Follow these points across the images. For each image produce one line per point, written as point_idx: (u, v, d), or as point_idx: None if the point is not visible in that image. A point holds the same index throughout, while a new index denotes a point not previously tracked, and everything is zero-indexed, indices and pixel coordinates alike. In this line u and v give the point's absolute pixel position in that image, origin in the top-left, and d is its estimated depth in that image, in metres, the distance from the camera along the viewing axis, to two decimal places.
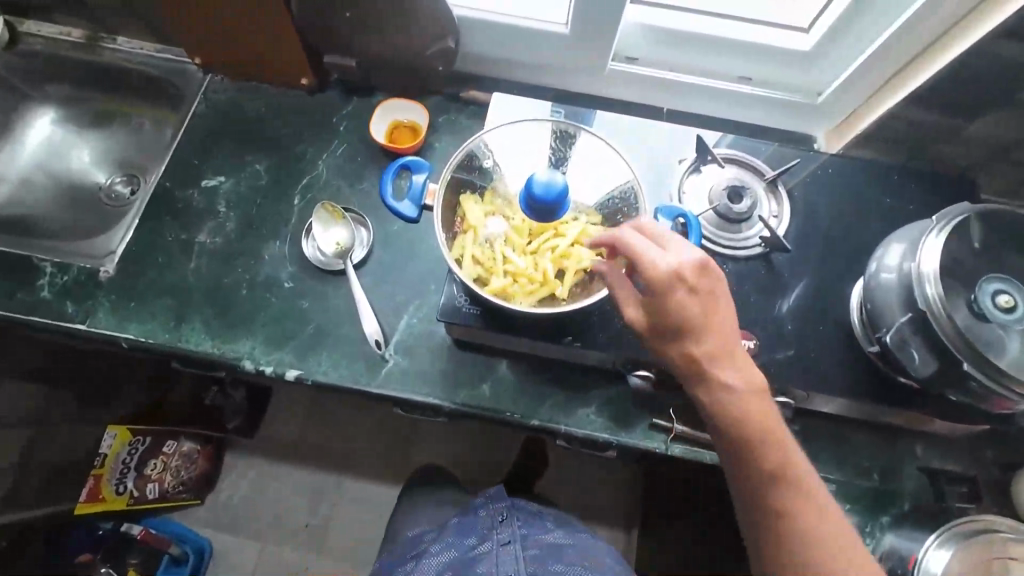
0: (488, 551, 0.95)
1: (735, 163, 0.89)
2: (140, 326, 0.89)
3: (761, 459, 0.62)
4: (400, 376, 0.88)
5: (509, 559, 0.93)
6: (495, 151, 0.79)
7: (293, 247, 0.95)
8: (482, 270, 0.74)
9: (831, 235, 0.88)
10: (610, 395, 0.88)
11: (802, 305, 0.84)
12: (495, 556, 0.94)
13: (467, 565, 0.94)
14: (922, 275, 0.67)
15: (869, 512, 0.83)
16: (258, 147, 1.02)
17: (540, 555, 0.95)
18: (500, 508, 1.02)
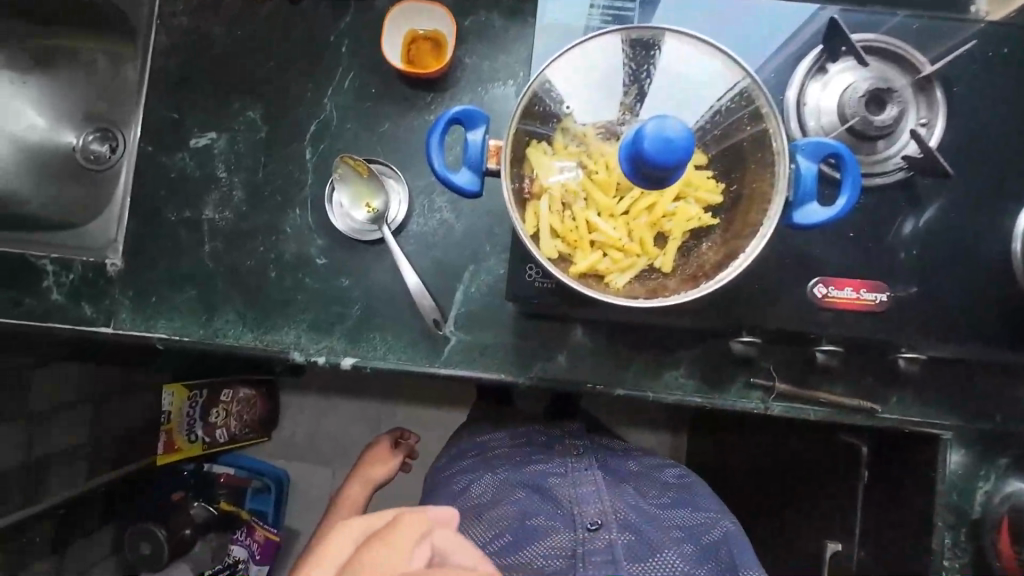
0: (566, 483, 0.72)
1: (871, 52, 0.67)
2: (171, 322, 0.80)
3: None
4: (464, 353, 0.79)
5: (592, 497, 0.69)
6: (565, 82, 0.59)
7: (316, 215, 0.80)
8: (564, 244, 0.59)
9: (991, 144, 0.69)
10: (701, 356, 0.78)
11: (945, 241, 0.69)
12: (576, 491, 0.70)
13: (541, 492, 0.71)
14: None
15: (984, 453, 0.78)
16: (246, 89, 0.82)
17: (626, 499, 0.70)
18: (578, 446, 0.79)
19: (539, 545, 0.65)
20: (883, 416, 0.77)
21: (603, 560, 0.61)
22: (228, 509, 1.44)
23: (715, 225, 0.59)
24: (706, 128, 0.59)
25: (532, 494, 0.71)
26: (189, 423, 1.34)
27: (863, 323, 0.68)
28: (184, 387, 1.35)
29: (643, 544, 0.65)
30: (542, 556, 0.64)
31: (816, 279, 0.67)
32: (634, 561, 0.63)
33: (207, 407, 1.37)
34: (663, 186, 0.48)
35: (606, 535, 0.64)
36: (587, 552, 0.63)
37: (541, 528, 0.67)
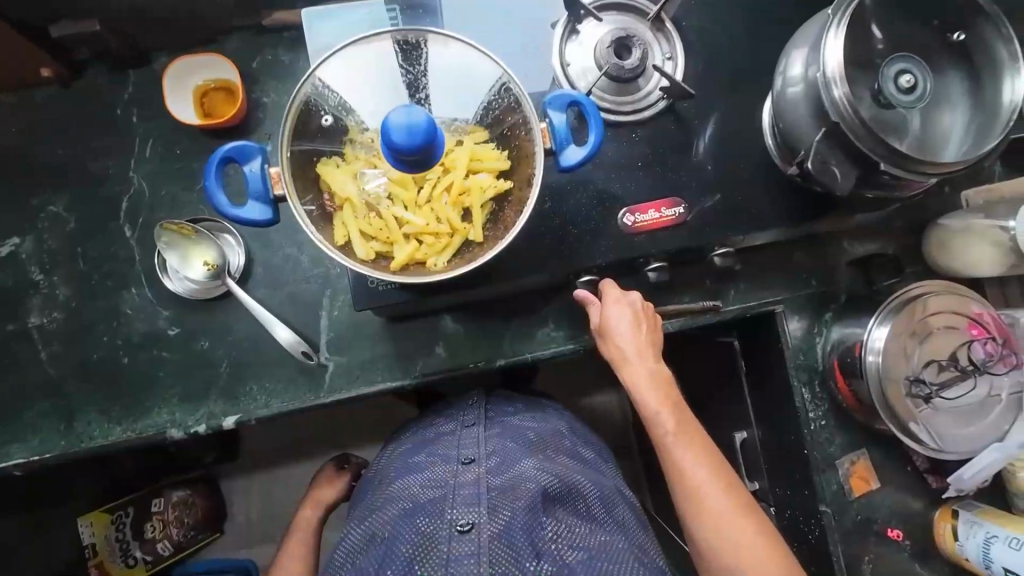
0: (451, 434, 0.73)
1: (608, 9, 0.77)
2: (24, 443, 0.75)
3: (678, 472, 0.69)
4: (346, 374, 0.80)
5: (470, 440, 0.70)
6: (340, 99, 0.63)
7: (154, 290, 0.78)
8: (380, 244, 0.62)
9: (727, 60, 0.81)
10: (562, 306, 0.85)
11: (717, 149, 0.80)
12: (457, 437, 0.72)
13: (426, 447, 0.73)
14: (830, 78, 0.61)
15: (814, 313, 0.91)
16: (42, 183, 0.78)
17: (503, 431, 0.72)
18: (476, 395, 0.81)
19: (416, 482, 0.65)
20: (727, 309, 0.88)
21: (470, 483, 0.62)
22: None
23: (509, 188, 0.65)
24: (479, 109, 0.65)
25: (417, 452, 0.72)
26: (118, 545, 1.18)
27: (674, 236, 0.77)
28: (104, 511, 1.19)
29: (515, 460, 0.66)
30: (419, 488, 0.64)
31: (623, 211, 0.76)
32: (503, 477, 0.63)
33: (135, 522, 1.21)
34: (424, 167, 0.53)
35: (477, 464, 0.65)
36: (458, 479, 0.63)
37: (422, 469, 0.67)
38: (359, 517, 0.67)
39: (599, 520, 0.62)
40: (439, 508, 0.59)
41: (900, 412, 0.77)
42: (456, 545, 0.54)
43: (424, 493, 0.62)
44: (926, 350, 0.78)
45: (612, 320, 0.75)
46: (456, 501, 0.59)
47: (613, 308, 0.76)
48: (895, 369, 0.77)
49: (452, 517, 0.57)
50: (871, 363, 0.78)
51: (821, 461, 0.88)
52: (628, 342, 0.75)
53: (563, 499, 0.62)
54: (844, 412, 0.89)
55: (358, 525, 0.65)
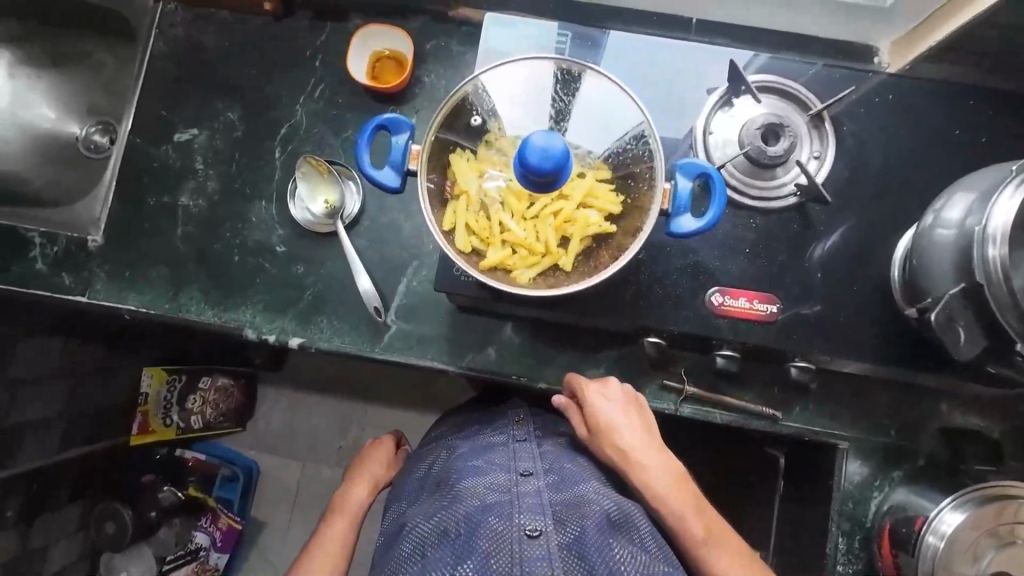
0: (502, 445, 0.74)
1: (771, 91, 0.76)
2: (139, 295, 0.88)
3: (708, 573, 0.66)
4: (402, 341, 0.86)
5: (526, 454, 0.72)
6: (492, 104, 0.68)
7: (279, 209, 0.89)
8: (478, 241, 0.67)
9: (879, 177, 0.77)
10: (619, 355, 0.84)
11: (832, 261, 0.77)
12: (511, 449, 0.73)
13: (480, 452, 0.74)
14: (989, 234, 0.56)
15: (881, 465, 0.83)
16: (229, 92, 0.91)
17: (557, 453, 0.74)
18: (520, 410, 0.84)
19: (477, 483, 0.66)
20: (786, 423, 0.83)
21: (535, 494, 0.63)
22: (196, 495, 1.46)
23: (613, 232, 0.67)
24: (612, 149, 0.67)
25: (471, 456, 0.73)
26: (167, 405, 1.38)
27: (758, 331, 0.74)
28: (163, 370, 1.37)
29: (574, 482, 0.67)
30: (480, 490, 0.64)
31: (715, 290, 0.74)
32: (563, 494, 0.64)
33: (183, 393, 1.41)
34: (546, 190, 0.56)
35: (537, 477, 0.66)
36: (519, 489, 0.64)
37: (479, 472, 0.68)
38: (415, 513, 0.67)
39: (657, 554, 0.62)
40: (505, 513, 0.60)
41: None
42: (526, 549, 0.56)
43: (487, 496, 0.63)
44: (1002, 559, 0.68)
45: (600, 415, 0.72)
46: (524, 509, 0.60)
47: (600, 402, 0.73)
48: (956, 562, 0.68)
49: (522, 521, 0.58)
50: (930, 544, 0.70)
51: None
52: (629, 433, 0.71)
53: (624, 524, 0.63)
54: None
55: (418, 518, 0.65)
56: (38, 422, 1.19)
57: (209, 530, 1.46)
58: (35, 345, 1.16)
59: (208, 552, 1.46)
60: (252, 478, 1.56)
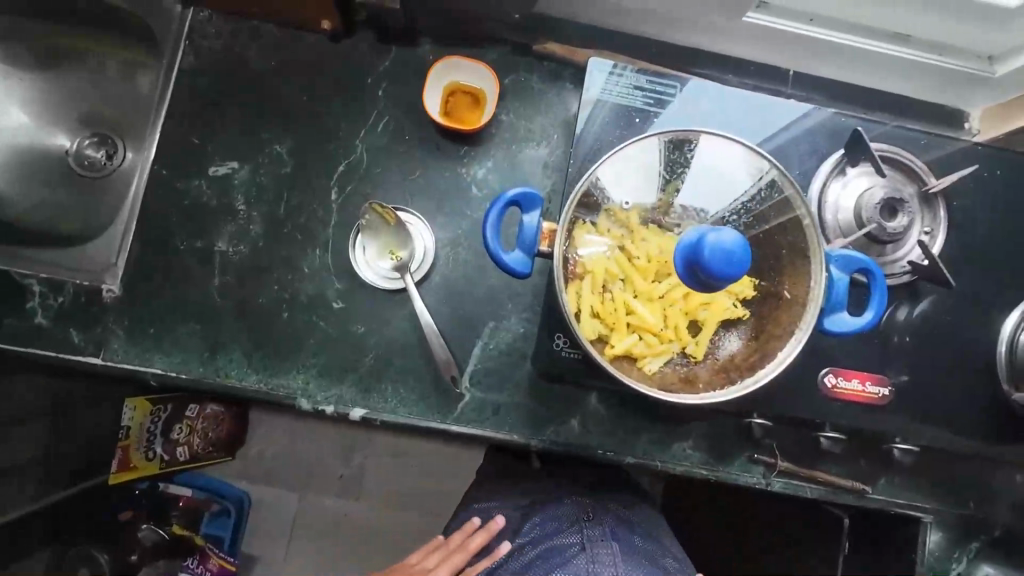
0: (576, 554, 0.71)
1: (888, 161, 0.73)
2: (166, 355, 0.75)
3: None
4: (477, 410, 0.78)
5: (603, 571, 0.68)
6: (614, 169, 0.61)
7: (336, 258, 0.78)
8: (603, 325, 0.60)
9: (983, 254, 0.75)
10: (710, 426, 0.80)
11: (938, 340, 0.75)
12: (586, 564, 0.69)
13: (555, 560, 0.72)
14: None
15: (960, 537, 0.82)
16: (274, 120, 0.79)
17: (637, 563, 0.71)
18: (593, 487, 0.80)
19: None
20: (873, 497, 0.81)
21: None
22: (180, 532, 1.29)
23: (745, 317, 0.61)
24: (743, 215, 0.61)
25: (547, 565, 0.71)
26: (151, 436, 1.25)
27: (867, 413, 0.71)
28: (147, 400, 1.25)
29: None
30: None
31: (827, 369, 0.71)
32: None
33: (169, 422, 1.28)
34: (715, 291, 0.50)
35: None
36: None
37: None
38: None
39: None
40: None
41: None
42: None
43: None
44: None
45: None
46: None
47: None
48: None
49: None
50: None
51: None
52: None
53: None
54: None
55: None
56: (8, 470, 1.02)
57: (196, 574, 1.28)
58: (13, 389, 0.99)
59: None
60: (242, 511, 1.40)
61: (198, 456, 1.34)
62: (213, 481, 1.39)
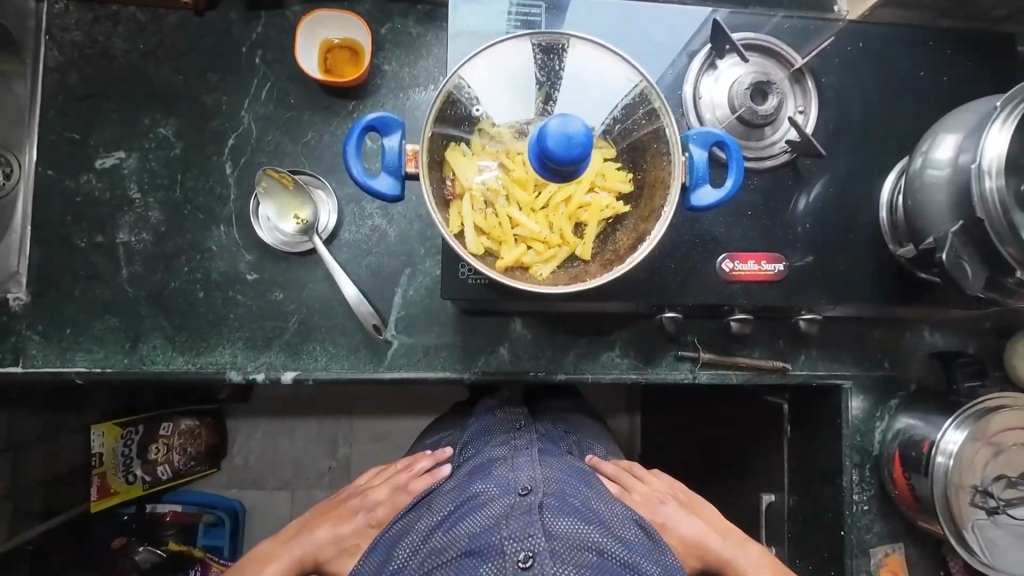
0: (499, 462, 0.73)
1: (752, 50, 0.76)
2: (88, 353, 0.75)
3: (721, 565, 0.77)
4: (407, 355, 0.80)
5: (523, 466, 0.70)
6: (478, 87, 0.61)
7: (242, 231, 0.78)
8: (490, 241, 0.62)
9: (858, 124, 0.79)
10: (632, 333, 0.83)
11: (828, 213, 0.78)
12: (509, 465, 0.71)
13: (480, 472, 0.72)
14: (985, 168, 0.59)
15: (880, 397, 0.88)
16: (155, 105, 0.78)
17: (557, 466, 0.72)
18: (518, 415, 0.86)
19: (474, 515, 0.64)
20: (794, 373, 0.86)
21: (528, 519, 0.60)
22: (178, 548, 1.34)
23: (627, 212, 0.64)
24: (611, 120, 0.63)
25: (471, 479, 0.72)
26: (127, 458, 1.25)
27: (768, 290, 0.75)
28: (117, 425, 1.23)
29: (574, 510, 0.64)
30: (472, 521, 0.62)
31: (723, 255, 0.74)
32: (560, 519, 0.61)
33: (145, 443, 1.28)
34: (570, 178, 0.52)
35: (535, 498, 0.64)
36: (514, 511, 0.61)
37: (476, 499, 0.66)
38: (411, 540, 0.67)
39: (643, 555, 0.63)
40: (492, 545, 0.58)
41: (957, 516, 0.75)
42: None
43: (479, 531, 0.60)
44: (999, 463, 0.75)
45: (643, 471, 0.88)
46: (511, 535, 0.58)
47: (643, 469, 0.88)
48: (964, 473, 0.74)
49: (512, 551, 0.56)
50: (941, 463, 0.75)
51: (855, 547, 0.86)
52: (661, 481, 0.87)
53: (622, 561, 0.59)
54: (888, 501, 0.87)
55: (415, 556, 0.64)
56: None
57: None
58: None
59: None
60: (238, 518, 1.43)
61: (176, 471, 1.36)
62: (202, 497, 1.42)
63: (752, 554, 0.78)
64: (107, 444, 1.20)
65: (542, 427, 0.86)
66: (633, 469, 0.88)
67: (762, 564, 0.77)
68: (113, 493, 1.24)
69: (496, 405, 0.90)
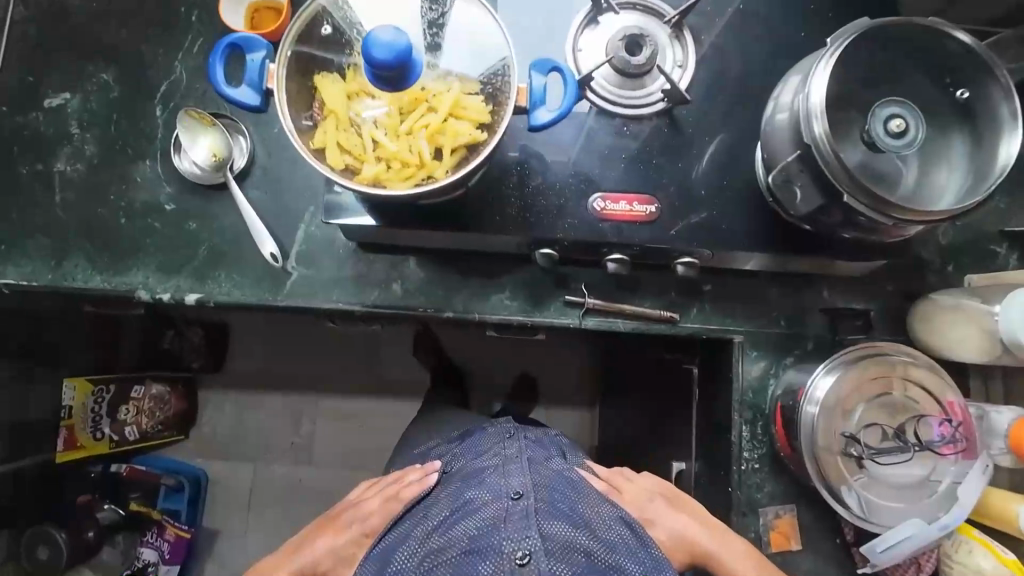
0: (492, 468, 0.75)
1: (632, 8, 0.81)
2: (19, 268, 0.83)
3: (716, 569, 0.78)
4: (306, 286, 0.85)
5: (515, 474, 0.73)
6: (348, 27, 0.68)
7: (165, 166, 0.87)
8: (352, 160, 0.67)
9: (741, 79, 0.82)
10: (523, 278, 0.87)
11: (707, 163, 0.81)
12: (502, 471, 0.73)
13: (474, 479, 0.74)
14: (811, 109, 0.62)
15: (775, 355, 0.88)
16: (100, 54, 0.88)
17: (548, 473, 0.75)
18: (507, 427, 0.86)
19: (471, 517, 0.66)
20: (683, 325, 0.87)
21: (525, 522, 0.63)
22: (138, 509, 1.38)
23: (484, 141, 0.68)
24: (472, 59, 0.69)
25: (467, 484, 0.74)
26: (97, 414, 1.32)
27: (641, 231, 0.78)
28: (88, 382, 1.30)
29: (564, 513, 0.67)
30: (469, 525, 0.65)
31: (596, 195, 0.78)
32: (553, 522, 0.65)
33: (115, 402, 1.35)
34: (394, 87, 0.59)
35: (529, 501, 0.67)
36: (511, 514, 0.65)
37: (470, 505, 0.68)
38: (409, 542, 0.69)
39: (632, 555, 0.66)
40: (491, 545, 0.61)
41: (825, 464, 0.74)
42: None
43: (477, 533, 0.63)
44: (869, 410, 0.75)
45: (634, 478, 0.85)
46: (510, 536, 0.61)
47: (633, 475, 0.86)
48: (832, 421, 0.75)
49: (509, 549, 0.60)
50: (808, 411, 0.76)
51: (744, 505, 0.85)
52: (652, 484, 0.85)
53: (609, 563, 0.63)
54: (782, 461, 0.86)
55: (413, 557, 0.66)
56: None
57: (155, 544, 1.38)
58: None
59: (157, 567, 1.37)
60: (201, 486, 1.48)
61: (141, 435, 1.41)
62: (168, 462, 1.47)
63: (744, 555, 0.78)
64: (78, 398, 1.28)
65: (531, 432, 0.86)
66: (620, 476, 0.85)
67: (751, 564, 0.77)
68: (79, 446, 1.31)
69: (490, 423, 0.92)
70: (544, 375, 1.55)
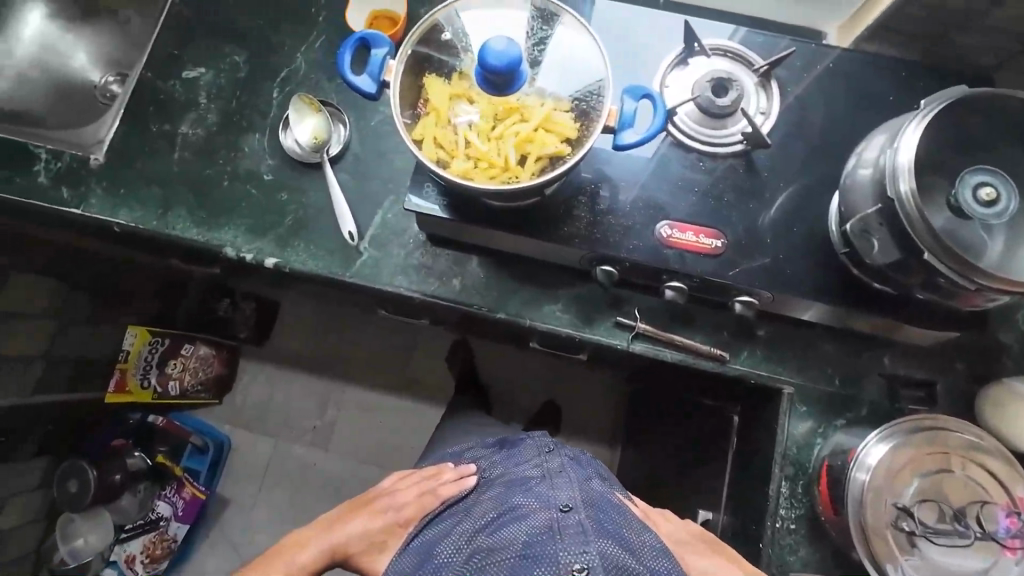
0: (538, 476, 0.74)
1: (723, 55, 0.85)
2: (130, 211, 0.93)
3: None
4: (373, 267, 0.91)
5: (563, 486, 0.71)
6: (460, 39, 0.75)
7: (271, 141, 0.96)
8: (444, 154, 0.73)
9: (823, 133, 0.83)
10: (578, 292, 0.89)
11: (779, 208, 0.82)
12: (550, 481, 0.73)
13: (520, 485, 0.73)
14: (898, 168, 0.63)
15: (825, 413, 0.85)
16: (237, 39, 1.01)
17: (597, 492, 0.73)
18: (547, 441, 0.83)
19: (520, 524, 0.66)
20: (732, 365, 0.86)
21: (580, 535, 0.62)
22: (164, 462, 1.42)
23: (567, 154, 0.71)
24: (567, 79, 0.74)
25: (512, 489, 0.73)
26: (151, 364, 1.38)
27: (704, 263, 0.79)
28: (148, 331, 1.35)
29: (613, 533, 0.65)
30: (519, 530, 0.65)
31: (665, 223, 0.80)
32: (604, 539, 0.63)
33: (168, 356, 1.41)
34: (500, 91, 0.64)
35: (580, 516, 0.66)
36: (563, 526, 0.63)
37: (519, 511, 0.68)
38: (455, 540, 0.69)
39: None
40: (546, 554, 0.60)
41: (873, 536, 0.70)
42: None
43: (529, 540, 0.63)
44: (924, 485, 0.71)
45: (670, 519, 0.83)
46: (566, 548, 0.61)
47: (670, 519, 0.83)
48: (883, 490, 0.71)
49: (564, 560, 0.59)
50: (858, 476, 0.72)
51: (773, 566, 0.81)
52: (691, 529, 0.81)
53: None
54: (820, 527, 0.82)
55: (460, 555, 0.66)
56: None
57: (172, 500, 1.43)
58: None
59: (169, 522, 1.42)
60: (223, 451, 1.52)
61: (183, 390, 1.47)
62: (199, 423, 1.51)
63: None
64: (137, 347, 1.34)
65: (573, 450, 0.82)
66: (658, 516, 0.83)
67: None
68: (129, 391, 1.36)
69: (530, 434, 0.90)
70: (573, 403, 1.53)
